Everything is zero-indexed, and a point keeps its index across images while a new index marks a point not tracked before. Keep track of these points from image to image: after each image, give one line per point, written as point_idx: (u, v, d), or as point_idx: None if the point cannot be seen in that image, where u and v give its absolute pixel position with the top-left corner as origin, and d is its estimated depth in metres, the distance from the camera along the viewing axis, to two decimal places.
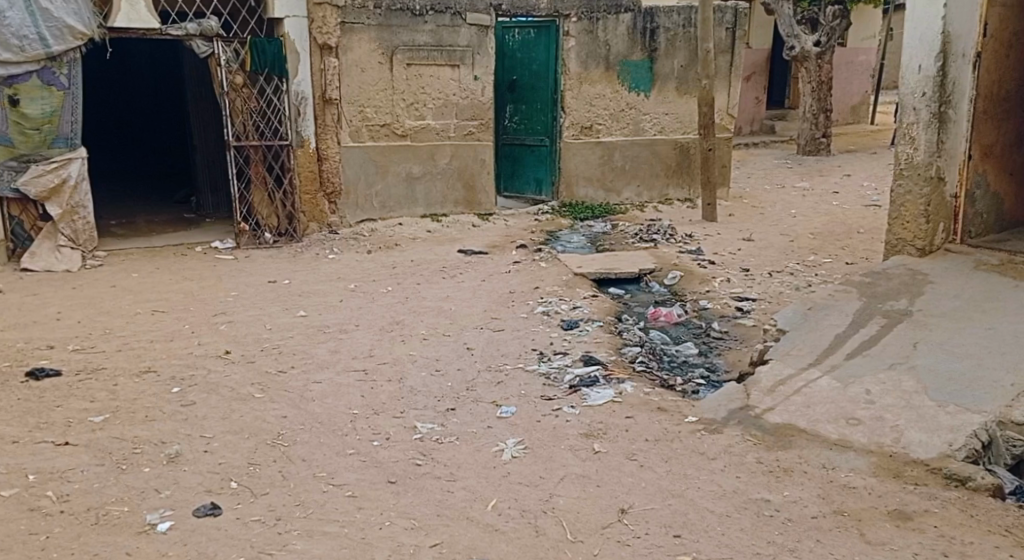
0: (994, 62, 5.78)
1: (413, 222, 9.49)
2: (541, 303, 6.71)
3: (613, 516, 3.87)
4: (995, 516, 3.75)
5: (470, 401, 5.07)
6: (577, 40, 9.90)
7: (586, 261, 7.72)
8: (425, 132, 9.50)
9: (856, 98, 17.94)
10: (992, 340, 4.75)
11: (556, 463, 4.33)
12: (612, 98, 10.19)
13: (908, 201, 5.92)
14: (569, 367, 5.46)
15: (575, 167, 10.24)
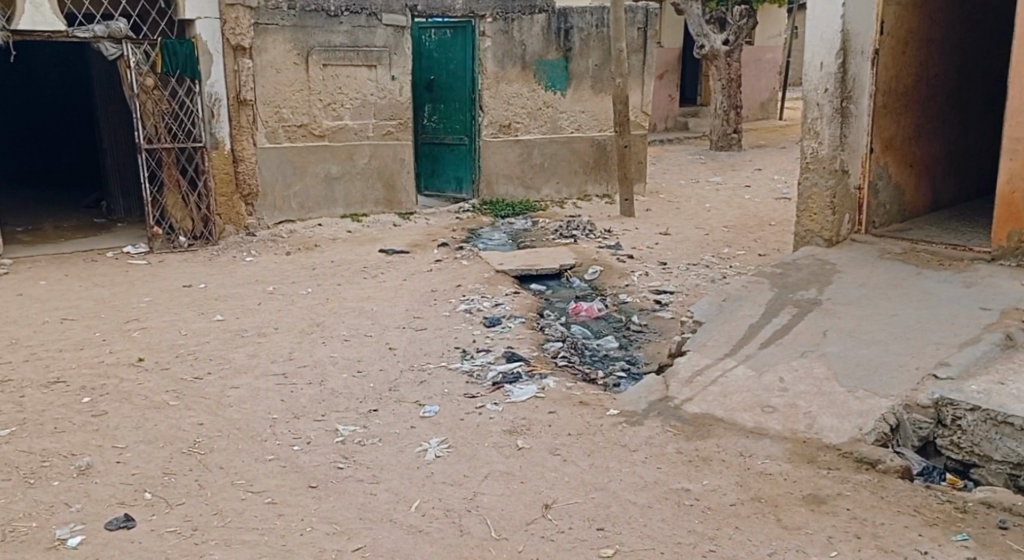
0: (893, 59, 5.99)
1: (333, 223, 9.37)
2: (464, 301, 6.71)
3: (537, 512, 3.90)
4: (904, 497, 3.89)
5: (392, 401, 5.04)
6: (493, 40, 9.93)
7: (507, 258, 7.75)
8: (344, 132, 9.40)
9: (765, 94, 18.40)
10: (897, 325, 4.92)
11: (480, 461, 4.34)
12: (529, 97, 10.24)
13: (814, 193, 6.17)
14: (492, 363, 5.48)
15: (494, 165, 10.27)
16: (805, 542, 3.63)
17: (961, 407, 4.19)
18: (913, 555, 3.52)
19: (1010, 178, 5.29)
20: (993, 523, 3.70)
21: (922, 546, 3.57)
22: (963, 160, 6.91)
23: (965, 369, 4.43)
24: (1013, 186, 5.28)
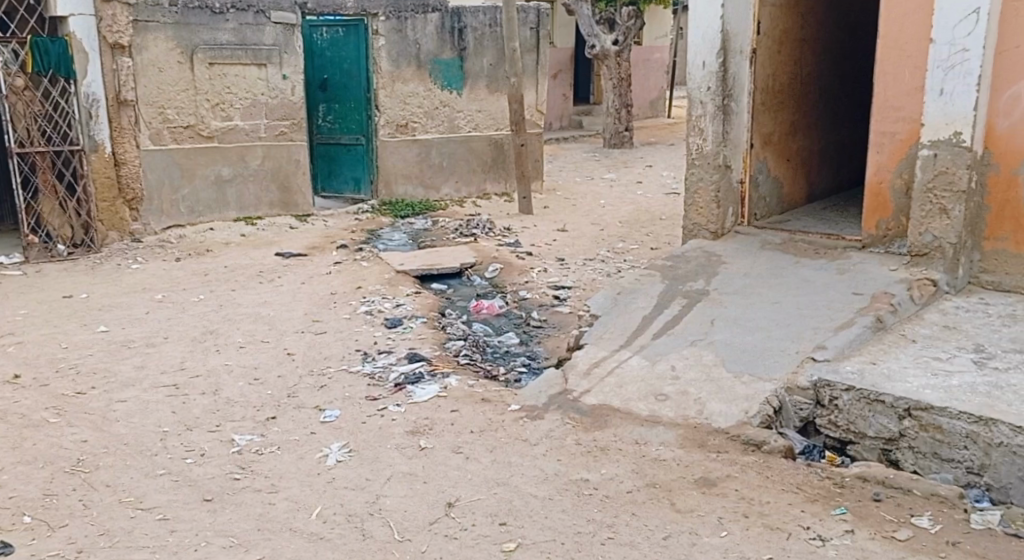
0: (769, 58, 6.26)
1: (226, 226, 9.18)
2: (364, 303, 6.69)
3: (440, 511, 3.94)
4: (788, 475, 4.09)
5: (292, 407, 5.00)
6: (387, 39, 9.91)
7: (407, 258, 7.75)
8: (234, 132, 9.24)
9: (654, 93, 18.85)
10: (779, 312, 5.16)
11: (382, 463, 4.35)
12: (425, 96, 10.25)
13: (700, 188, 6.32)
14: (394, 365, 5.49)
15: (392, 165, 10.25)
16: (696, 524, 3.77)
17: (838, 387, 4.41)
18: (797, 530, 3.70)
19: (877, 170, 5.59)
20: (868, 496, 3.93)
21: (805, 521, 3.76)
22: (836, 153, 7.28)
23: (841, 351, 4.68)
24: (880, 177, 5.58)
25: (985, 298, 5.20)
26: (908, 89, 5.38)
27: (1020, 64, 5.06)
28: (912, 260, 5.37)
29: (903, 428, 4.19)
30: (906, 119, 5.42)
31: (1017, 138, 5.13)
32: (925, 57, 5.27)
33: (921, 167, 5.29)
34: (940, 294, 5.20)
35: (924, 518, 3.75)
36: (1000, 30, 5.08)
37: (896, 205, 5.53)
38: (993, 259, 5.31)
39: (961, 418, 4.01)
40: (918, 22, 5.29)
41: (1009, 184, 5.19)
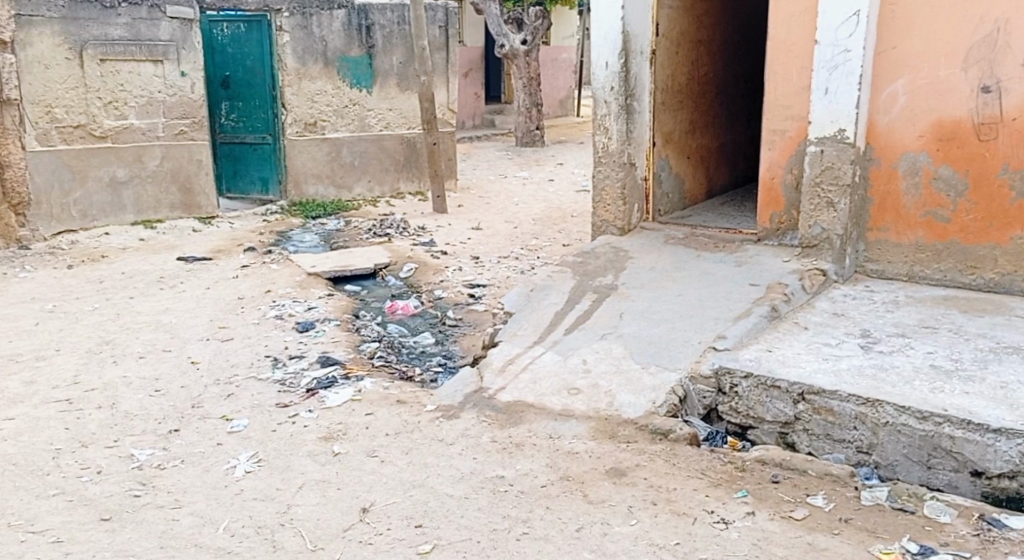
0: (667, 58, 6.45)
1: (123, 230, 8.98)
2: (273, 307, 6.65)
3: (354, 517, 3.93)
4: (693, 461, 4.24)
5: (197, 419, 4.94)
6: (292, 36, 9.79)
7: (319, 260, 7.70)
8: (129, 132, 9.05)
9: (563, 93, 19.10)
10: (683, 303, 5.33)
11: (294, 471, 4.33)
12: (334, 94, 10.18)
13: (607, 186, 6.45)
14: (306, 370, 5.47)
15: (301, 165, 10.17)
16: (608, 514, 3.88)
17: (737, 374, 4.57)
18: (702, 515, 3.85)
19: (769, 167, 5.81)
20: (768, 478, 4.11)
21: (709, 506, 3.91)
22: (731, 151, 7.59)
23: (740, 340, 4.87)
24: (773, 173, 5.81)
25: (870, 286, 5.47)
26: (797, 88, 5.61)
27: (898, 64, 5.34)
28: (803, 252, 5.63)
29: (798, 412, 4.39)
30: (795, 117, 5.65)
31: (895, 134, 5.41)
32: (811, 57, 5.51)
33: (809, 163, 5.53)
34: (829, 283, 5.46)
35: (819, 497, 3.94)
36: (879, 32, 5.35)
37: (788, 200, 5.78)
38: (877, 249, 5.59)
39: (850, 400, 4.21)
40: (804, 24, 5.53)
41: (890, 177, 5.47)
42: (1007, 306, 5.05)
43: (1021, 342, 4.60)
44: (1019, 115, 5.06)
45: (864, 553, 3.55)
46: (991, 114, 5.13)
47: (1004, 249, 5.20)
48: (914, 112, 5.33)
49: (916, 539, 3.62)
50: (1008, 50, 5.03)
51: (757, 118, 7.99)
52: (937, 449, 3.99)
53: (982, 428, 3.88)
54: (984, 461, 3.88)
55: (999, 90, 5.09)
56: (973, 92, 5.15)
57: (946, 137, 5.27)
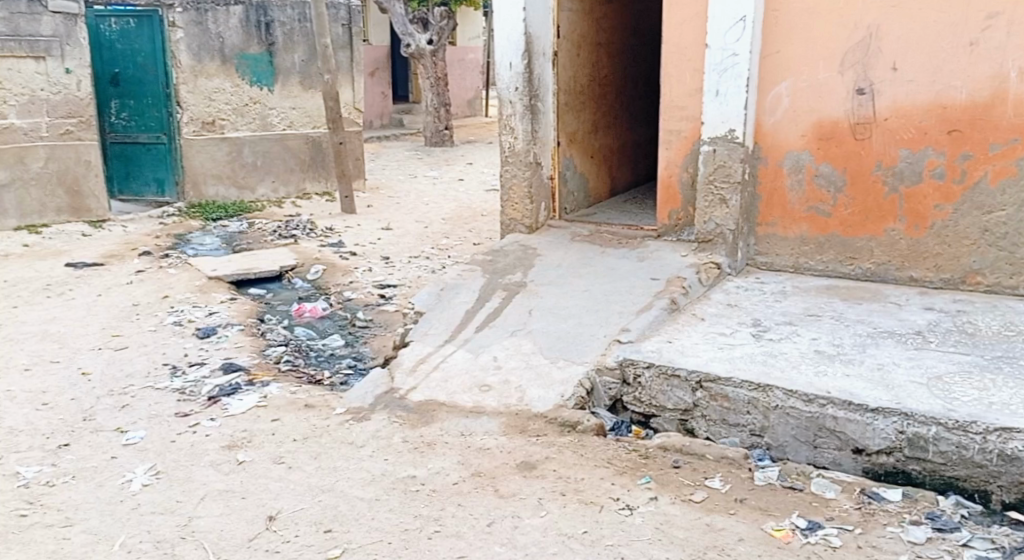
0: (568, 60, 6.63)
1: (5, 235, 8.71)
2: (172, 313, 6.55)
3: (261, 526, 3.89)
4: (600, 451, 4.38)
5: (88, 432, 4.82)
6: (185, 31, 9.64)
7: (221, 264, 7.58)
8: (10, 131, 8.78)
9: (471, 93, 19.27)
10: (589, 299, 5.49)
11: (195, 482, 4.25)
12: (233, 92, 10.07)
13: (514, 184, 6.58)
14: (207, 378, 5.41)
15: (199, 165, 10.02)
16: (518, 508, 3.97)
17: (640, 365, 4.74)
18: (608, 502, 3.98)
19: (667, 166, 6.02)
20: (669, 464, 4.28)
21: (615, 493, 4.05)
22: (631, 151, 7.86)
23: (642, 332, 5.04)
24: (670, 172, 6.02)
25: (761, 278, 5.75)
26: (689, 90, 5.84)
27: (782, 67, 5.61)
28: (700, 247, 5.87)
29: (697, 399, 4.57)
30: (689, 118, 5.88)
31: (781, 134, 5.69)
32: (702, 61, 5.73)
33: (703, 162, 5.77)
34: (723, 276, 5.71)
35: (716, 479, 4.13)
36: (764, 36, 5.61)
37: (684, 197, 6.00)
38: (766, 243, 5.87)
39: (742, 386, 4.42)
40: (695, 28, 5.74)
41: (776, 174, 5.75)
42: (883, 294, 5.38)
43: (895, 326, 4.90)
44: (891, 116, 5.38)
45: (758, 530, 3.75)
46: (866, 114, 5.44)
47: (879, 241, 5.53)
48: (797, 113, 5.61)
49: (804, 515, 3.84)
50: (880, 54, 5.35)
51: (654, 118, 8.26)
52: (822, 429, 4.23)
53: (862, 408, 4.13)
54: (863, 439, 4.13)
55: (873, 92, 5.40)
56: (851, 94, 5.45)
57: (826, 137, 5.56)
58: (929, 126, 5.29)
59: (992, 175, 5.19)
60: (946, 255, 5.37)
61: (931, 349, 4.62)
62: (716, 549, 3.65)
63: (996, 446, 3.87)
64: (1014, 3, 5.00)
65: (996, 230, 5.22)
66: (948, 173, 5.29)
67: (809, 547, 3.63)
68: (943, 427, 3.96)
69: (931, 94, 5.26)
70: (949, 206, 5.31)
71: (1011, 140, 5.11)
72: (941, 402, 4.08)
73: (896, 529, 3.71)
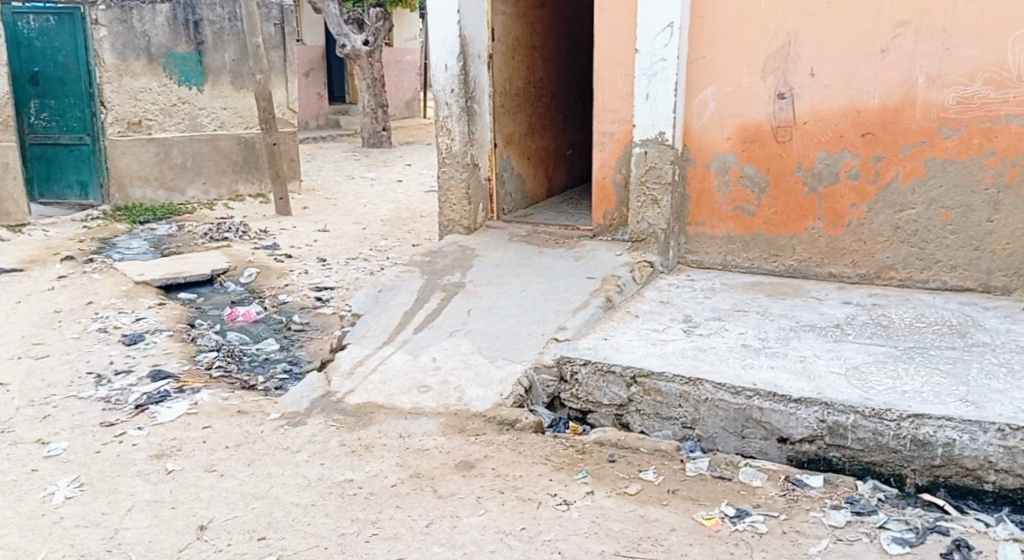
0: (504, 62, 6.66)
1: None
2: (96, 319, 6.41)
3: (191, 536, 3.84)
4: (538, 448, 4.41)
5: (8, 444, 4.68)
6: (109, 29, 9.43)
7: (149, 268, 7.43)
8: None
9: (409, 94, 19.24)
10: (527, 298, 5.52)
11: (121, 493, 4.16)
12: (160, 92, 9.88)
13: (452, 186, 6.57)
14: (134, 386, 5.30)
15: (126, 166, 9.84)
16: (457, 507, 3.97)
17: (577, 362, 4.77)
18: (545, 499, 4.00)
19: (601, 167, 6.09)
20: (605, 458, 4.32)
21: (552, 489, 4.07)
22: (567, 152, 7.94)
23: (579, 330, 5.09)
24: (604, 173, 6.09)
25: (692, 276, 5.86)
26: (621, 94, 5.91)
27: (707, 72, 5.71)
28: (633, 246, 5.95)
29: (631, 394, 4.63)
30: (621, 120, 5.95)
31: (707, 137, 5.79)
32: (633, 65, 5.81)
33: (634, 163, 5.84)
34: (655, 274, 5.81)
35: (649, 472, 4.19)
36: (690, 41, 5.70)
37: (618, 198, 6.08)
38: (695, 242, 5.98)
39: (674, 380, 4.49)
40: (625, 33, 5.82)
41: (704, 175, 5.85)
42: (805, 289, 5.54)
43: (817, 320, 5.04)
44: (809, 119, 5.52)
45: (689, 520, 3.82)
46: (787, 118, 5.57)
47: (801, 238, 5.69)
48: (722, 117, 5.72)
49: (733, 503, 3.93)
50: (798, 60, 5.48)
51: (588, 120, 8.34)
52: (749, 420, 4.32)
53: (785, 399, 4.22)
54: (787, 428, 4.23)
55: (792, 96, 5.53)
56: (772, 98, 5.58)
57: (749, 139, 5.68)
58: (845, 129, 5.46)
59: (903, 175, 5.38)
60: (861, 251, 5.56)
61: (849, 340, 4.76)
62: (649, 540, 3.70)
63: (909, 432, 4.00)
64: (922, 12, 5.17)
65: (907, 227, 5.43)
66: (862, 174, 5.47)
67: (737, 534, 3.71)
68: (860, 415, 4.08)
69: (846, 98, 5.42)
70: (864, 205, 5.50)
71: (920, 142, 5.31)
72: (858, 391, 4.20)
73: (817, 514, 3.82)
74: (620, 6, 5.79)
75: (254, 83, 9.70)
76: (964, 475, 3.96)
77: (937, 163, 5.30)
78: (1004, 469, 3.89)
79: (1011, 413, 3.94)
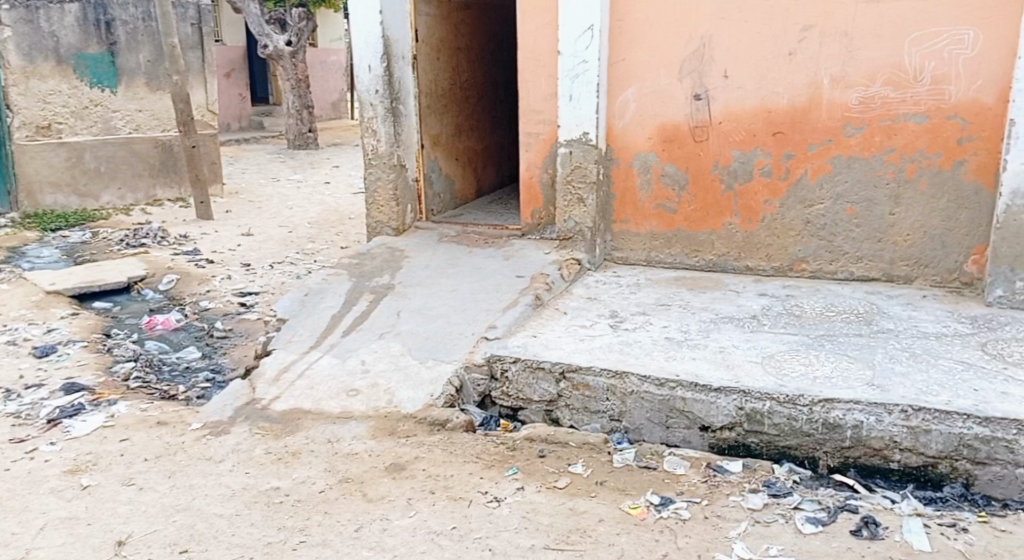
0: (428, 63, 6.63)
1: None
2: (6, 332, 6.18)
3: (109, 552, 3.74)
4: (469, 447, 4.41)
5: None
6: (14, 30, 9.03)
7: (61, 277, 7.20)
8: None
9: (335, 95, 19.11)
10: (455, 298, 5.51)
11: (33, 512, 4.02)
12: (71, 94, 9.55)
13: (379, 187, 6.52)
14: (45, 400, 5.14)
15: (35, 172, 9.39)
16: (387, 510, 3.94)
17: (506, 360, 4.77)
18: (476, 497, 4.01)
19: (528, 166, 6.11)
20: (535, 454, 4.34)
21: (482, 487, 4.08)
22: (494, 152, 7.97)
23: (509, 328, 5.10)
24: (531, 172, 6.12)
25: (617, 272, 5.93)
26: (545, 95, 5.94)
27: (628, 73, 5.78)
28: (561, 244, 6.00)
29: (560, 389, 4.66)
30: (547, 121, 5.98)
31: (629, 136, 5.87)
32: (556, 66, 5.85)
33: (560, 163, 5.88)
34: (583, 271, 5.87)
35: (578, 465, 4.23)
36: (610, 43, 5.76)
37: (546, 197, 6.11)
38: (620, 238, 6.05)
39: (601, 374, 4.53)
40: (548, 34, 5.85)
41: (627, 174, 5.92)
42: (724, 283, 5.66)
43: (735, 312, 5.15)
44: (724, 119, 5.63)
45: (616, 510, 3.86)
46: (703, 118, 5.67)
47: (719, 234, 5.81)
48: (643, 117, 5.80)
49: (657, 491, 3.99)
50: (713, 63, 5.58)
51: (514, 120, 8.38)
52: (673, 411, 4.39)
53: (706, 389, 4.30)
54: (708, 417, 4.31)
55: (708, 97, 5.64)
56: (690, 99, 5.67)
57: (669, 139, 5.77)
58: (757, 129, 5.58)
59: (812, 172, 5.53)
60: (775, 245, 5.71)
61: (765, 331, 4.87)
62: (578, 532, 3.74)
63: (821, 416, 4.11)
64: (827, 15, 5.31)
65: (817, 220, 5.58)
66: (774, 171, 5.60)
67: (662, 521, 3.78)
68: (775, 402, 4.18)
69: (758, 99, 5.54)
70: (776, 201, 5.63)
71: (826, 140, 5.46)
72: (773, 379, 4.30)
73: (736, 498, 3.91)
74: (541, 8, 5.82)
75: (170, 84, 9.49)
76: (871, 456, 4.08)
77: (842, 160, 5.46)
78: (907, 448, 4.01)
79: (913, 395, 4.07)
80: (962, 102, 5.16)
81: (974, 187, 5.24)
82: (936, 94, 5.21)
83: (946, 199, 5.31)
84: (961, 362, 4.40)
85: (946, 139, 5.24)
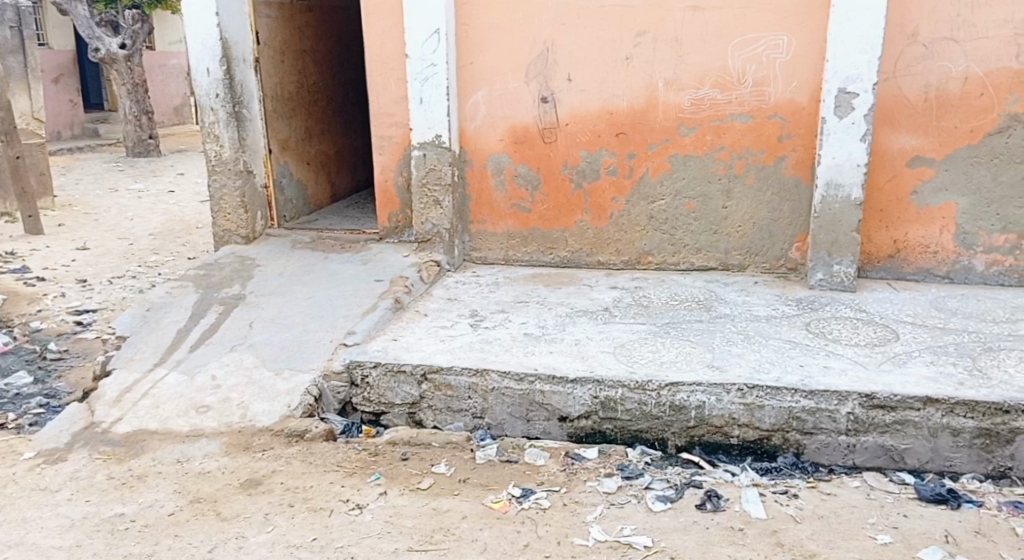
0: (270, 67, 6.53)
1: None
2: None
3: None
4: (329, 456, 4.38)
5: None
6: None
7: None
8: None
9: (177, 100, 18.47)
10: (309, 306, 5.45)
11: None
12: None
13: (225, 195, 6.33)
14: None
15: None
16: (243, 527, 3.88)
17: (367, 366, 4.77)
18: (337, 505, 3.99)
19: (381, 170, 6.09)
20: (397, 457, 4.37)
21: (343, 495, 4.07)
22: (347, 156, 7.92)
23: (368, 333, 5.09)
24: (386, 176, 6.10)
25: (476, 271, 6.02)
26: (395, 99, 5.95)
27: (476, 77, 5.87)
28: (419, 246, 6.04)
29: (423, 391, 4.69)
30: (398, 124, 5.99)
31: (481, 139, 5.97)
32: (404, 70, 5.87)
33: (414, 166, 5.92)
34: (441, 272, 5.94)
35: (440, 464, 4.28)
36: (457, 47, 5.83)
37: (402, 200, 6.12)
38: (477, 238, 6.15)
39: (462, 373, 4.60)
40: (394, 38, 5.85)
41: (481, 176, 6.02)
42: (578, 278, 5.85)
43: (588, 305, 5.33)
44: (569, 121, 5.81)
45: (478, 506, 3.94)
46: (550, 120, 5.84)
47: (571, 231, 6.00)
48: (493, 119, 5.91)
49: (519, 484, 4.09)
50: (556, 66, 5.75)
51: (365, 122, 8.35)
52: (533, 403, 4.50)
53: (563, 380, 4.44)
54: (565, 407, 4.45)
55: (554, 100, 5.80)
56: (537, 102, 5.82)
57: (519, 140, 5.91)
58: (601, 130, 5.79)
59: (652, 170, 5.78)
60: (622, 240, 5.94)
61: (616, 322, 5.07)
62: (441, 531, 3.79)
63: (668, 399, 4.32)
64: (658, 22, 5.56)
65: (659, 215, 5.84)
66: (619, 170, 5.82)
67: (523, 512, 3.88)
68: (627, 388, 4.37)
69: (600, 101, 5.75)
70: (622, 198, 5.86)
71: (663, 140, 5.72)
72: (624, 367, 4.49)
73: (592, 484, 4.06)
74: (386, 12, 5.82)
75: None
76: (713, 433, 4.32)
77: (678, 158, 5.73)
78: (744, 424, 4.27)
79: (748, 374, 4.34)
80: (781, 102, 5.51)
81: (795, 180, 5.61)
82: (758, 95, 5.54)
83: (772, 192, 5.66)
84: (789, 341, 4.71)
85: (769, 137, 5.58)
